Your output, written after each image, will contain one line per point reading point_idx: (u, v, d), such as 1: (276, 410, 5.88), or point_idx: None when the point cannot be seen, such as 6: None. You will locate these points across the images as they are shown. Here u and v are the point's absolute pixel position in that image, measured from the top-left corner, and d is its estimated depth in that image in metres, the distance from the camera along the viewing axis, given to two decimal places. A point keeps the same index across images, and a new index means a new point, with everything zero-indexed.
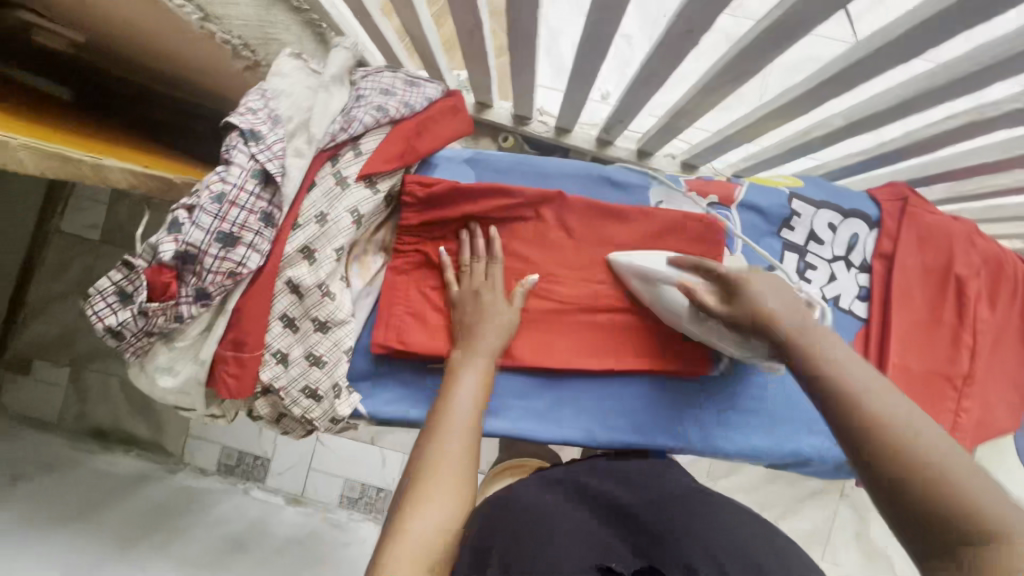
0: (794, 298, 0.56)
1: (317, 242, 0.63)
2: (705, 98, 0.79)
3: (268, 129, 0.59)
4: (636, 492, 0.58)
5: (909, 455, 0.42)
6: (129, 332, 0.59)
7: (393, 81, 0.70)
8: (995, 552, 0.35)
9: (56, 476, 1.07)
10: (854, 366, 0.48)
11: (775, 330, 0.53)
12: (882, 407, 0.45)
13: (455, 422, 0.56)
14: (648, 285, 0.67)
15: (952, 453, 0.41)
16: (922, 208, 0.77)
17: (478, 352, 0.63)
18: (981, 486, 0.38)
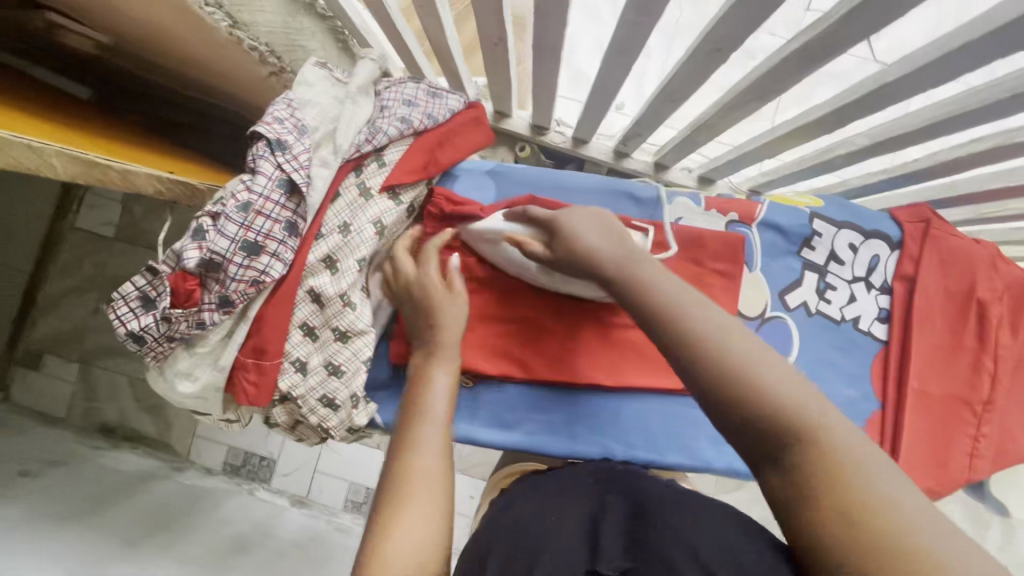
0: (616, 226, 0.54)
1: (339, 252, 0.63)
2: (726, 115, 0.79)
3: (295, 139, 0.59)
4: (635, 487, 0.57)
5: (720, 370, 0.40)
6: (151, 336, 0.59)
7: (415, 92, 0.70)
8: (805, 454, 0.35)
9: (63, 472, 1.07)
10: (665, 283, 0.46)
11: (593, 260, 0.51)
12: (692, 319, 0.43)
13: (423, 439, 0.50)
14: (491, 245, 0.65)
15: (755, 356, 0.40)
16: (945, 231, 0.76)
17: (443, 355, 0.58)
18: (785, 381, 0.38)
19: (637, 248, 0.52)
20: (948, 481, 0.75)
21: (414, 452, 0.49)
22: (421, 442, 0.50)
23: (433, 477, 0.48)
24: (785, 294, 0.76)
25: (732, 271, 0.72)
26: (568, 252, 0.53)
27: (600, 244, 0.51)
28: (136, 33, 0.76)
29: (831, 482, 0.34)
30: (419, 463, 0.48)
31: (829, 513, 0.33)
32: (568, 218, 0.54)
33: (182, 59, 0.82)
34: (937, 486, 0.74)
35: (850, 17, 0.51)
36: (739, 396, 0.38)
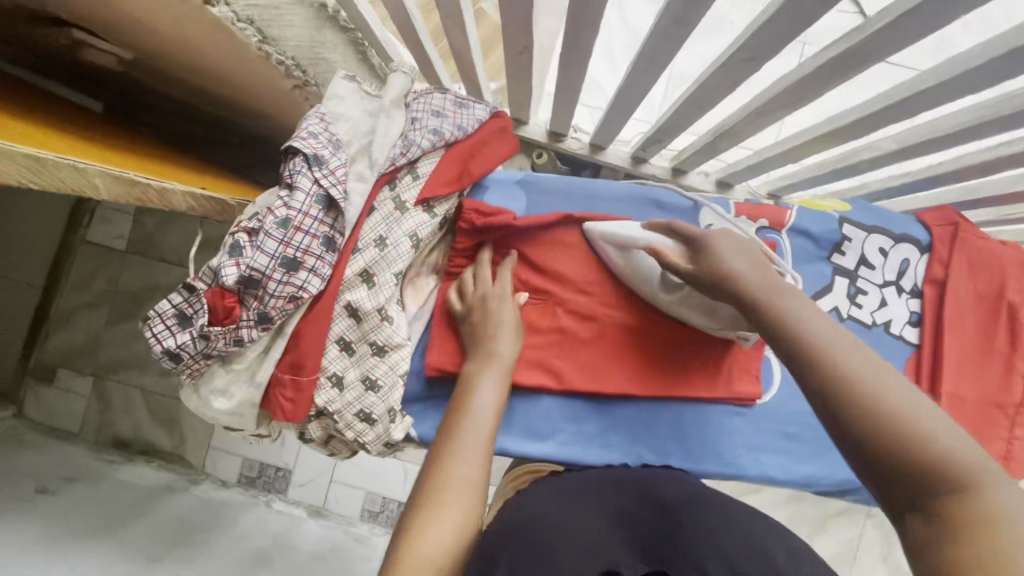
0: (762, 261, 0.54)
1: (376, 266, 0.63)
2: (752, 122, 0.79)
3: (331, 154, 0.59)
4: (646, 491, 0.56)
5: (874, 408, 0.39)
6: (188, 354, 0.59)
7: (443, 103, 0.70)
8: (962, 501, 0.34)
9: (81, 488, 1.06)
10: (814, 320, 0.46)
11: (737, 284, 0.51)
12: (842, 359, 0.43)
13: (465, 443, 0.52)
14: (620, 250, 0.67)
15: (914, 402, 0.39)
16: (974, 234, 0.76)
17: (492, 367, 0.60)
18: (947, 433, 0.37)
19: (780, 280, 0.52)
20: None
21: (454, 458, 0.51)
22: (461, 449, 0.51)
23: (470, 485, 0.49)
24: (816, 300, 0.75)
25: None
26: (710, 271, 0.54)
27: (745, 268, 0.52)
28: (158, 49, 0.75)
29: (989, 527, 0.32)
30: (459, 469, 0.50)
31: (966, 556, 0.31)
32: (717, 241, 0.55)
33: (202, 74, 0.82)
34: None
35: (892, 25, 0.51)
36: (892, 436, 0.38)
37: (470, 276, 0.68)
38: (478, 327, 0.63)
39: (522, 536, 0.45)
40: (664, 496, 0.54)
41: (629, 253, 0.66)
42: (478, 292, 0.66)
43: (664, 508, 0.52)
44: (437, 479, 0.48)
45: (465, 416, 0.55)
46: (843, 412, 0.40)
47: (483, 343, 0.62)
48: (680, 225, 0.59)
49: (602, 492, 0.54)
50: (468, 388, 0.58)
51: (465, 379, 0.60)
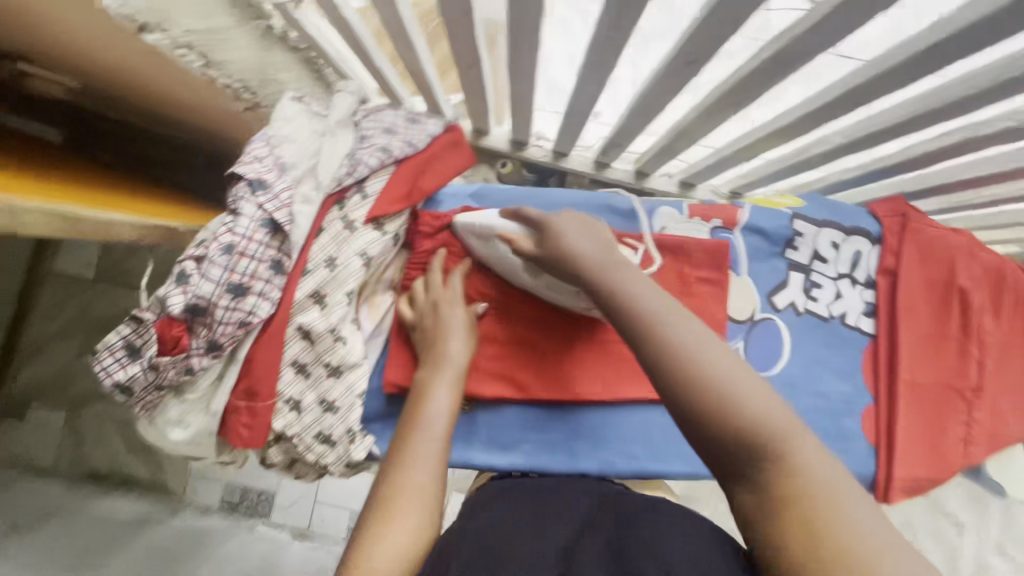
0: (606, 239, 0.57)
1: (327, 287, 0.63)
2: (702, 123, 0.81)
3: (275, 177, 0.59)
4: (605, 502, 0.56)
5: (701, 385, 0.43)
6: (139, 386, 0.59)
7: (394, 119, 0.72)
8: (774, 472, 0.39)
9: (55, 525, 1.03)
10: (651, 297, 0.49)
11: (578, 264, 0.53)
12: (676, 336, 0.45)
13: (418, 449, 0.52)
14: (482, 240, 0.66)
15: (735, 376, 0.43)
16: (923, 223, 0.78)
17: (443, 372, 0.60)
18: (761, 400, 0.42)
19: (621, 256, 0.55)
20: (945, 468, 0.75)
21: (410, 465, 0.51)
22: (416, 456, 0.51)
23: (422, 492, 0.49)
24: (773, 296, 0.76)
25: (717, 277, 0.74)
26: (553, 252, 0.55)
27: (587, 249, 0.54)
28: (106, 76, 0.75)
29: (805, 504, 0.37)
30: (413, 477, 0.50)
31: (795, 528, 0.36)
32: (562, 228, 0.56)
33: (153, 98, 0.81)
34: (935, 476, 0.75)
35: (820, 25, 0.52)
36: (715, 413, 0.42)
37: (422, 286, 0.68)
38: (431, 336, 0.63)
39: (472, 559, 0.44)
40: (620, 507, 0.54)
41: (489, 243, 0.65)
42: (428, 297, 0.66)
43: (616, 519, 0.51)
44: (391, 490, 0.49)
45: (417, 421, 0.55)
46: (679, 392, 0.43)
47: (434, 348, 0.62)
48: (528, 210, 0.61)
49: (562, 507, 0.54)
50: (421, 396, 0.57)
51: (418, 386, 0.59)
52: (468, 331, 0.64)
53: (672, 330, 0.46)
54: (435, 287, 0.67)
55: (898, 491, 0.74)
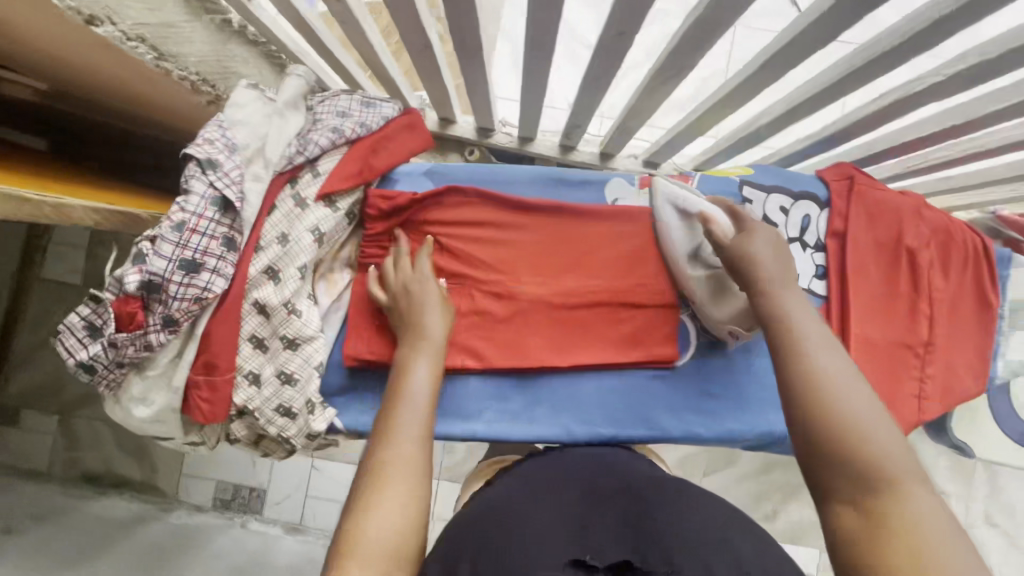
0: (787, 258, 0.61)
1: (280, 262, 0.65)
2: (650, 98, 0.82)
3: (226, 157, 0.61)
4: (610, 484, 0.57)
5: (829, 408, 0.48)
6: (102, 364, 0.61)
7: (349, 103, 0.72)
8: (887, 500, 0.44)
9: (51, 525, 1.04)
10: (808, 322, 0.54)
11: (756, 272, 0.59)
12: (815, 361, 0.51)
13: (400, 424, 0.54)
14: (681, 216, 0.71)
15: (871, 413, 0.48)
16: (869, 185, 0.80)
17: (424, 349, 0.61)
18: (887, 440, 0.47)
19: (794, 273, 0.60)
20: (900, 424, 0.77)
21: (393, 441, 0.52)
22: (400, 431, 0.53)
23: (406, 461, 0.51)
24: None
25: None
26: (741, 253, 0.60)
27: (768, 260, 0.59)
28: (73, 80, 0.78)
29: (907, 528, 0.42)
30: (397, 450, 0.51)
31: (893, 543, 0.41)
32: (750, 239, 0.61)
33: (117, 93, 0.83)
34: None
35: None
36: (836, 436, 0.47)
37: (391, 263, 0.68)
38: (406, 313, 0.64)
39: (487, 539, 0.45)
40: (628, 486, 0.55)
41: (688, 220, 0.71)
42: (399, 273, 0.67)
43: (631, 503, 0.51)
44: (381, 465, 0.50)
45: (400, 396, 0.56)
46: (811, 408, 0.49)
47: (414, 326, 0.63)
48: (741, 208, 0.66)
49: (569, 487, 0.56)
50: (404, 370, 0.59)
51: (399, 363, 0.61)
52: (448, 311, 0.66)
53: (819, 356, 0.52)
54: (404, 265, 0.68)
55: None
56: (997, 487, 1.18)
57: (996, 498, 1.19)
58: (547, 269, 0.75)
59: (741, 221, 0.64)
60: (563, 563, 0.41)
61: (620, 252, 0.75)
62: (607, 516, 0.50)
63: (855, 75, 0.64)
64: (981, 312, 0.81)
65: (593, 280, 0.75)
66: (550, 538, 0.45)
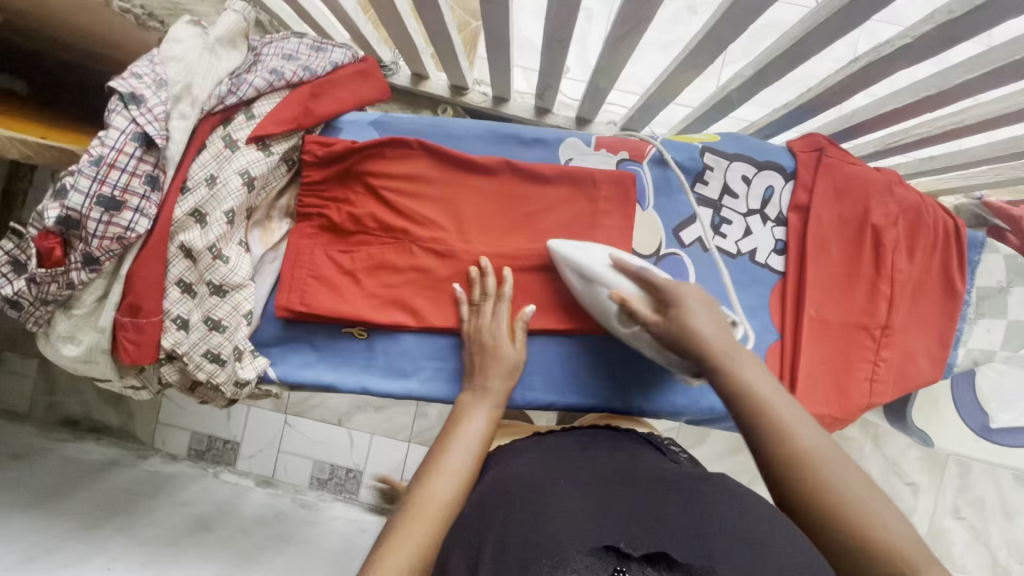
0: (723, 314, 0.54)
1: (207, 206, 0.63)
2: (616, 55, 0.78)
3: (151, 93, 0.59)
4: (636, 469, 0.56)
5: (823, 490, 0.44)
6: (27, 300, 0.59)
7: (297, 46, 0.69)
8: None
9: (25, 465, 0.96)
10: (776, 397, 0.49)
11: (703, 351, 0.52)
12: (803, 441, 0.46)
13: (453, 463, 0.54)
14: (588, 282, 0.64)
15: (857, 486, 0.44)
16: (838, 158, 0.76)
17: (489, 393, 0.63)
18: (889, 522, 0.42)
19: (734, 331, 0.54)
20: (849, 407, 0.76)
21: (437, 475, 0.53)
22: (444, 465, 0.54)
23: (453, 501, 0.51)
24: (680, 230, 0.76)
25: (620, 209, 0.73)
26: (682, 334, 0.53)
27: (708, 332, 0.52)
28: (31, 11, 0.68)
29: None
30: (438, 487, 0.51)
31: None
32: (679, 313, 0.53)
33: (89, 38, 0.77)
34: (835, 412, 0.75)
35: None
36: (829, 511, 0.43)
37: (484, 320, 0.68)
38: (481, 357, 0.66)
39: (510, 528, 0.46)
40: (656, 476, 0.54)
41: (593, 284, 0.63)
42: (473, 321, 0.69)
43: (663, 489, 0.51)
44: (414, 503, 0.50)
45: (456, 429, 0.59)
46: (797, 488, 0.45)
47: (478, 370, 0.66)
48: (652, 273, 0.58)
49: (594, 472, 0.55)
50: (463, 414, 0.61)
51: (460, 406, 0.63)
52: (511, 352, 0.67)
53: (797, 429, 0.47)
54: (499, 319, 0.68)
55: None
56: (967, 481, 1.17)
57: (967, 492, 1.17)
58: (493, 230, 0.73)
59: (660, 291, 0.56)
60: (596, 547, 0.41)
61: (568, 215, 0.73)
62: (629, 497, 0.49)
63: (817, 34, 0.61)
64: (946, 296, 0.78)
65: (539, 242, 0.73)
66: (582, 520, 0.45)
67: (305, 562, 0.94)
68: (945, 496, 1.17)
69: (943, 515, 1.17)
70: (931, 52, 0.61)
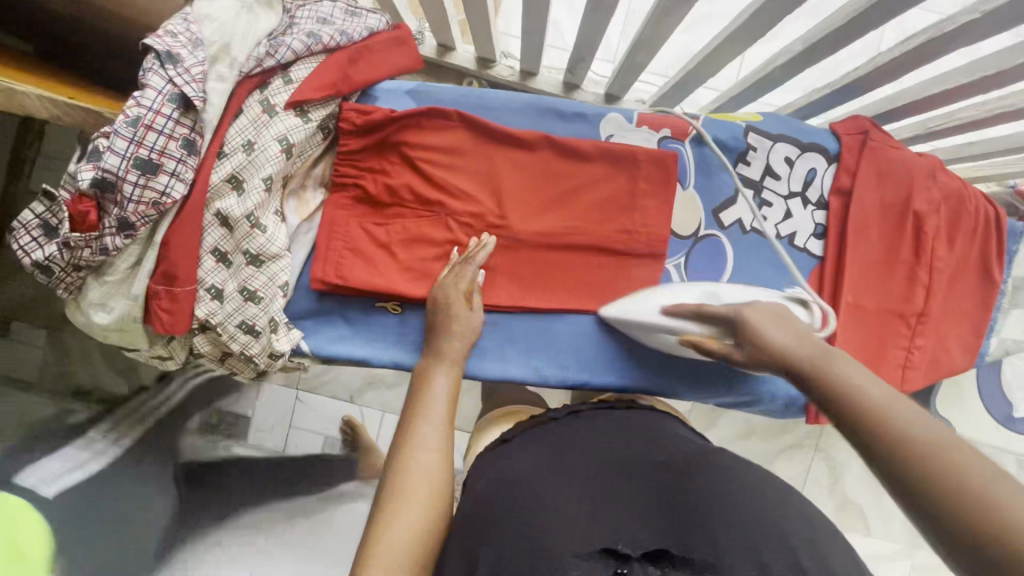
0: (801, 325, 0.54)
1: (244, 171, 0.61)
2: (661, 26, 0.75)
3: (188, 52, 0.56)
4: (641, 451, 0.51)
5: (926, 456, 0.38)
6: (59, 266, 0.57)
7: (331, 10, 0.67)
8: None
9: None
10: (865, 379, 0.45)
11: (787, 368, 0.51)
12: (900, 419, 0.41)
13: (425, 430, 0.52)
14: (652, 330, 0.65)
15: (975, 462, 0.37)
16: (883, 142, 0.74)
17: (446, 356, 0.62)
18: (1013, 492, 0.35)
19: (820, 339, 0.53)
20: None
21: (415, 445, 0.51)
22: (416, 443, 0.51)
23: (433, 482, 0.48)
24: (719, 212, 0.76)
25: (659, 188, 0.72)
26: (763, 357, 0.53)
27: (789, 342, 0.51)
28: None
29: None
30: (419, 456, 0.49)
31: None
32: (756, 325, 0.54)
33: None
34: None
35: None
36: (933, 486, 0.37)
37: (446, 279, 0.67)
38: (438, 323, 0.65)
39: (505, 530, 0.42)
40: (661, 458, 0.50)
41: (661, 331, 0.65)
42: (443, 293, 0.65)
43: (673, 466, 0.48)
44: (398, 477, 0.48)
45: (422, 405, 0.55)
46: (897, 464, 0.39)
47: (439, 334, 0.64)
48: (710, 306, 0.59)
49: (599, 458, 0.50)
50: (425, 382, 0.59)
51: (420, 374, 0.61)
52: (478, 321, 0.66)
53: (893, 408, 0.42)
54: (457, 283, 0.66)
55: None
56: None
57: None
58: (531, 205, 0.71)
59: (734, 322, 0.56)
60: (595, 550, 0.39)
61: (607, 191, 0.72)
62: (644, 483, 0.47)
63: (881, 8, 0.59)
64: (982, 285, 0.78)
65: (579, 221, 0.72)
66: (578, 517, 0.42)
67: (318, 536, 0.91)
68: None
69: None
70: (996, 27, 0.59)
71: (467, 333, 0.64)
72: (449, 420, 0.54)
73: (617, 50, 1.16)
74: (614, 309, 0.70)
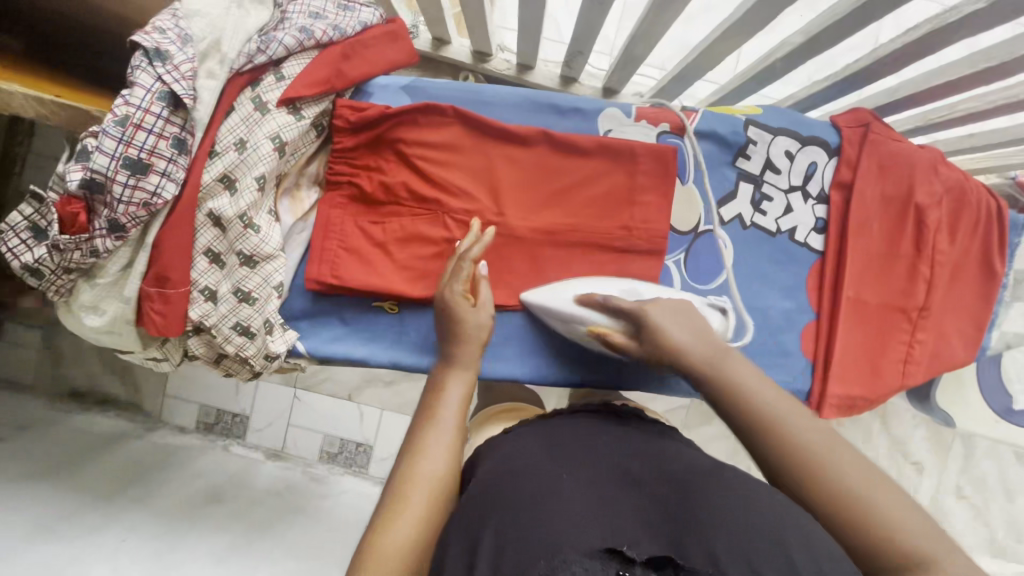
0: (702, 322, 0.54)
1: (237, 170, 0.60)
2: (660, 17, 0.74)
3: (177, 49, 0.55)
4: (645, 457, 0.50)
5: (826, 478, 0.42)
6: (49, 269, 0.55)
7: (323, 4, 0.65)
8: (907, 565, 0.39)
9: (33, 435, 0.90)
10: (761, 386, 0.47)
11: (688, 370, 0.51)
12: (801, 441, 0.44)
13: (432, 442, 0.49)
14: (562, 320, 0.66)
15: (861, 476, 0.42)
16: (884, 134, 0.73)
17: (462, 361, 0.57)
18: (889, 500, 0.41)
19: (717, 336, 0.54)
20: (883, 387, 0.75)
21: (422, 453, 0.48)
22: (428, 446, 0.49)
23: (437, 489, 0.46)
24: (719, 207, 0.75)
25: (657, 183, 0.71)
26: (665, 356, 0.53)
27: (687, 341, 0.52)
28: None
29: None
30: (427, 468, 0.47)
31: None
32: (656, 323, 0.54)
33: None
34: (865, 391, 0.74)
35: None
36: (830, 506, 0.42)
37: (448, 274, 0.63)
38: (445, 326, 0.60)
39: (506, 529, 0.40)
40: (664, 464, 0.48)
41: (570, 324, 0.65)
42: (444, 298, 0.61)
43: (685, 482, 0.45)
44: (404, 486, 0.46)
45: (431, 419, 0.51)
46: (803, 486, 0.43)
47: (450, 335, 0.59)
48: (615, 300, 0.59)
49: (597, 457, 0.48)
50: (436, 390, 0.55)
51: (431, 381, 0.56)
52: (490, 317, 0.62)
53: (797, 424, 0.45)
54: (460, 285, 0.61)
55: (831, 408, 0.74)
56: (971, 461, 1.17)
57: (971, 473, 1.16)
58: (530, 202, 0.70)
59: (635, 318, 0.56)
60: (599, 550, 0.37)
61: (606, 188, 0.71)
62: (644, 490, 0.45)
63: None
64: (984, 278, 0.77)
65: (577, 217, 0.71)
66: (584, 514, 0.40)
67: (318, 535, 0.91)
68: (949, 476, 1.16)
69: (949, 493, 1.16)
70: (1004, 15, 0.58)
71: (480, 335, 0.59)
72: (460, 432, 0.51)
73: (613, 44, 1.15)
74: (534, 296, 0.69)
